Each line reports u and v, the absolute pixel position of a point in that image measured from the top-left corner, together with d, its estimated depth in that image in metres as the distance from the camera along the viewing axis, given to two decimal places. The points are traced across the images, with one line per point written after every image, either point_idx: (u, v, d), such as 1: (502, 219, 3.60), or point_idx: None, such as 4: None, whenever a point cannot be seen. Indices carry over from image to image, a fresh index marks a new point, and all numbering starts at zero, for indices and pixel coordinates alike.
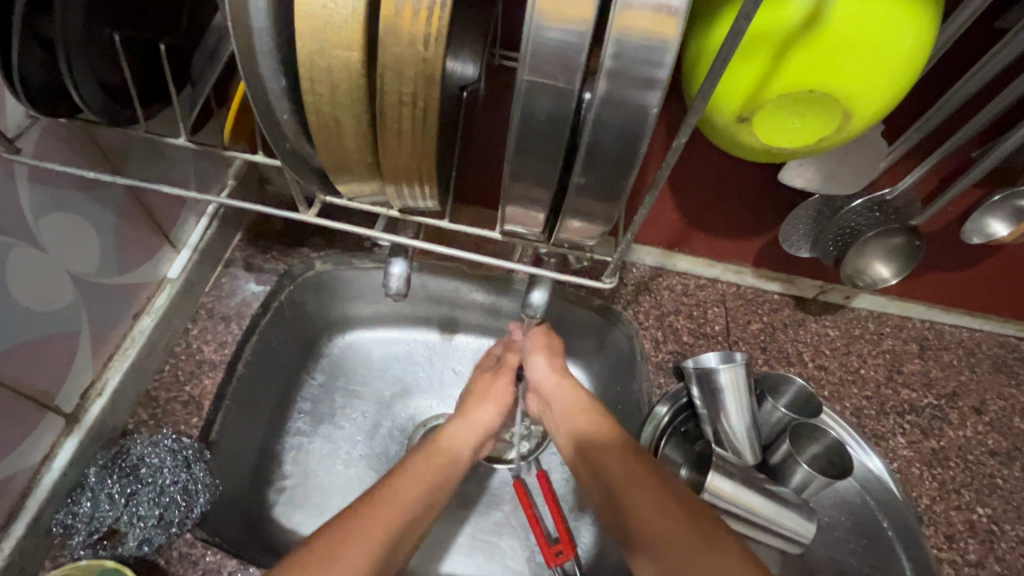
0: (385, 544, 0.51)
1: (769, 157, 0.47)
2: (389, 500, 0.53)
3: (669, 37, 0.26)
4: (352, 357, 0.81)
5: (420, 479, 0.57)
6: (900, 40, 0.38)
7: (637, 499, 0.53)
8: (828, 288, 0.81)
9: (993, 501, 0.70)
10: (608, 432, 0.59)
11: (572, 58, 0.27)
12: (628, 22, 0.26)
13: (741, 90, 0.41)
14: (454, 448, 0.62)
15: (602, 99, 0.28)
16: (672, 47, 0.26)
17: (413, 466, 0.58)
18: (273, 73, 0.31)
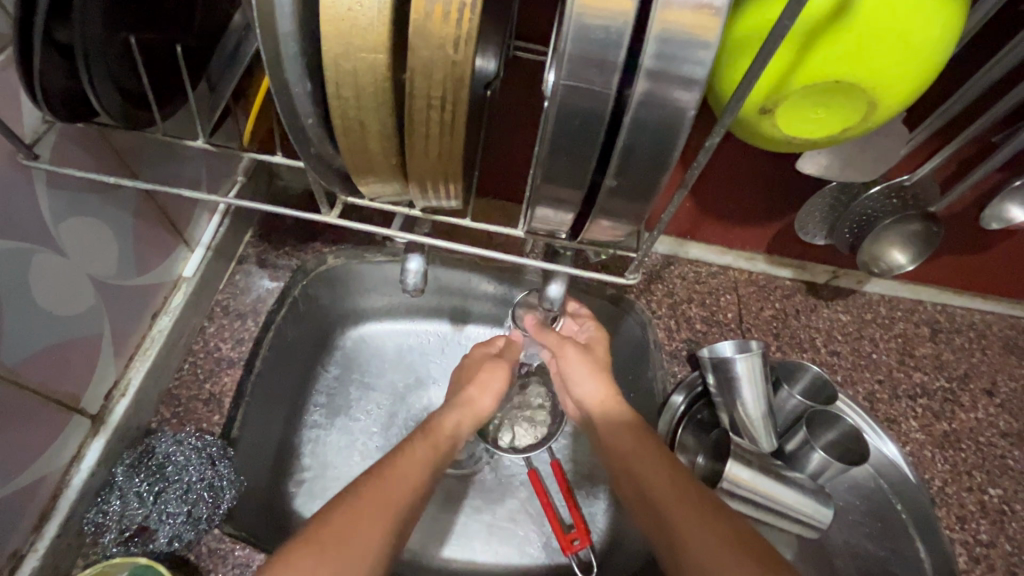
0: (395, 515, 0.52)
1: (791, 148, 0.47)
2: (398, 477, 0.55)
3: (709, 35, 0.26)
4: (365, 350, 0.82)
5: (426, 455, 0.59)
6: (929, 26, 0.37)
7: (678, 511, 0.52)
8: (841, 273, 0.83)
9: (1004, 482, 0.71)
10: (632, 434, 0.60)
11: (610, 58, 0.27)
12: (669, 20, 0.26)
13: (767, 83, 0.40)
14: (454, 432, 0.64)
15: (638, 95, 0.28)
16: (708, 50, 0.26)
17: (417, 447, 0.59)
18: (298, 77, 0.31)
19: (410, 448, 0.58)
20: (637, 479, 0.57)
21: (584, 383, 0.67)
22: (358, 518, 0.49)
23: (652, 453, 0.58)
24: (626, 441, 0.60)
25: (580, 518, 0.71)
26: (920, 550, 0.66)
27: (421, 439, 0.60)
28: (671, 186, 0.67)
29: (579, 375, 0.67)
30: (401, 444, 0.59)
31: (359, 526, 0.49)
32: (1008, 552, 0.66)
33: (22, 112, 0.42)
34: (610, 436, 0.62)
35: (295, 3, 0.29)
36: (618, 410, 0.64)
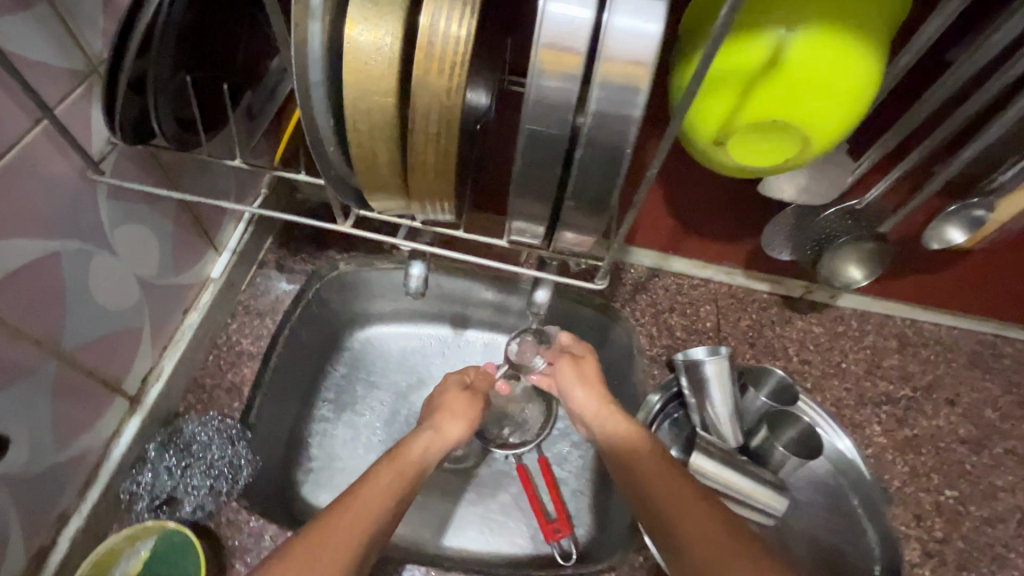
0: (360, 542, 0.54)
1: (746, 174, 0.54)
2: (363, 504, 0.57)
3: (641, 84, 0.31)
4: (369, 351, 0.97)
5: (392, 484, 0.61)
6: (851, 75, 0.45)
7: (678, 514, 0.57)
8: (814, 287, 0.90)
9: (961, 484, 0.76)
10: (639, 441, 0.65)
11: (562, 105, 0.32)
12: (608, 73, 0.31)
13: (717, 118, 0.48)
14: (421, 458, 0.67)
15: (591, 129, 0.34)
16: (642, 89, 0.32)
17: (384, 473, 0.62)
18: (324, 114, 0.39)
19: (376, 474, 0.62)
20: (643, 489, 0.60)
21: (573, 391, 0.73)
22: (320, 546, 0.53)
23: (662, 467, 0.61)
24: (640, 454, 0.63)
25: (561, 508, 0.77)
26: (872, 541, 0.70)
27: (386, 464, 0.63)
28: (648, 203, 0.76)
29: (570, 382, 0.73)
30: (368, 472, 0.62)
31: (323, 556, 0.52)
32: (961, 548, 0.71)
33: (94, 135, 0.50)
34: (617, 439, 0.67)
35: (324, 58, 0.36)
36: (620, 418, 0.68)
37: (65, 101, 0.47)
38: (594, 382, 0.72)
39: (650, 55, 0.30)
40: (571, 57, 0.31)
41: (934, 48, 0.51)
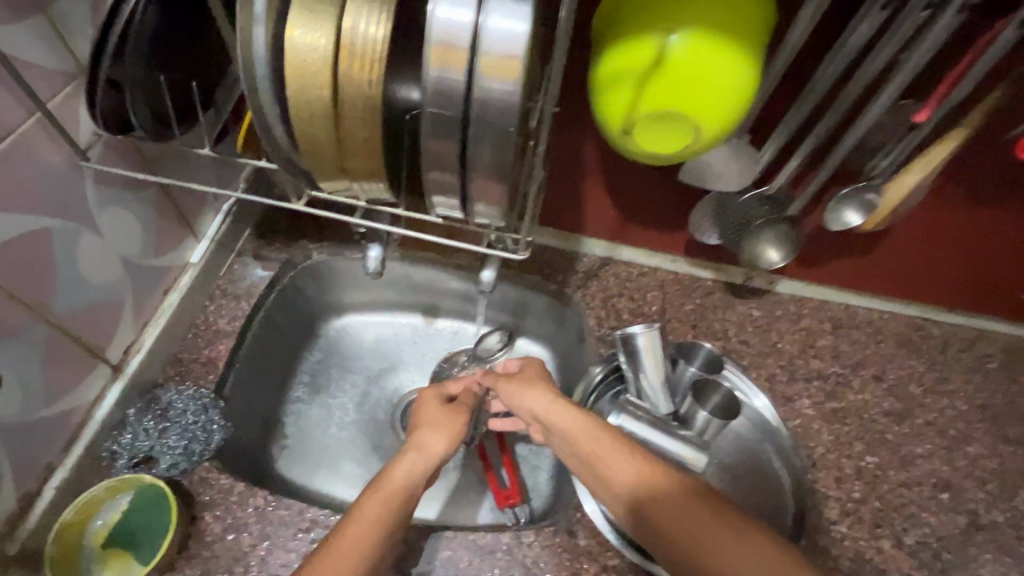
0: None
1: (655, 161, 0.61)
2: (351, 544, 0.59)
3: (513, 75, 0.38)
4: (343, 339, 1.08)
5: (380, 515, 0.62)
6: (727, 72, 0.53)
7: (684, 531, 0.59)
8: (753, 273, 0.97)
9: (881, 452, 0.83)
10: (634, 467, 0.65)
11: (451, 92, 0.39)
12: (487, 68, 0.38)
13: (619, 110, 0.56)
14: (407, 481, 0.68)
15: (477, 110, 0.40)
16: (512, 80, 0.39)
17: (369, 506, 0.63)
18: (270, 103, 0.46)
19: (363, 506, 0.63)
20: (649, 513, 0.62)
21: (527, 398, 0.75)
22: None
23: (657, 489, 0.63)
24: (630, 476, 0.64)
25: (513, 480, 0.87)
26: (790, 500, 0.78)
27: (370, 496, 0.64)
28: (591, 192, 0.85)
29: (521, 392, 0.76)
30: (352, 510, 0.63)
31: None
32: (877, 508, 0.77)
33: (83, 127, 0.58)
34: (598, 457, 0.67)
35: (268, 56, 0.44)
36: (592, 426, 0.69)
37: (57, 97, 0.55)
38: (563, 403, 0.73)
39: (519, 50, 0.38)
40: (456, 55, 0.38)
41: (812, 48, 0.59)
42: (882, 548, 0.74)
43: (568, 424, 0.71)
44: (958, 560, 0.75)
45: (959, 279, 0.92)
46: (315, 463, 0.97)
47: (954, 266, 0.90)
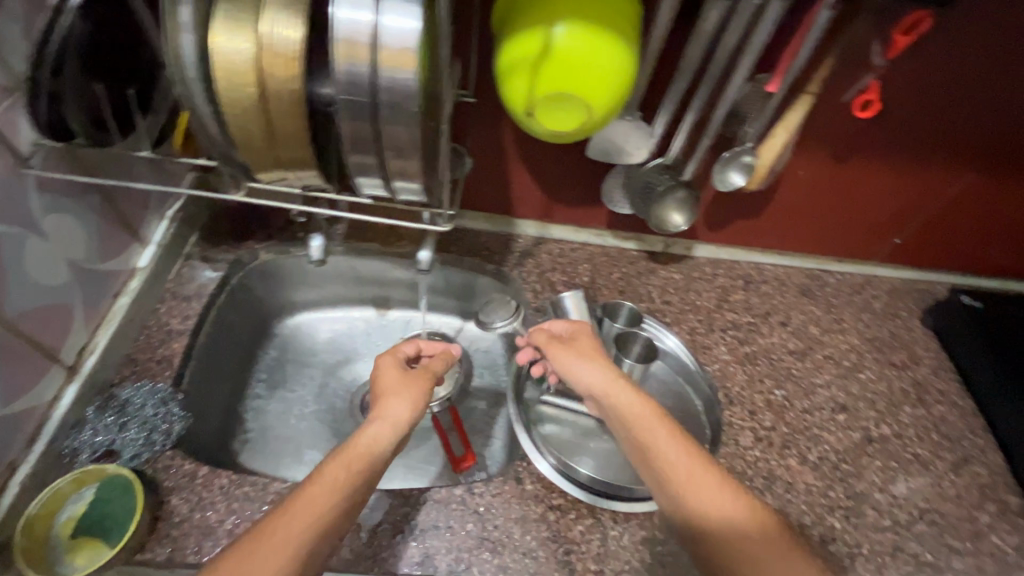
0: (297, 545, 0.57)
1: (561, 139, 0.70)
2: (300, 511, 0.60)
3: (409, 64, 0.46)
4: (297, 335, 1.13)
5: (337, 480, 0.63)
6: (606, 56, 0.62)
7: (760, 563, 0.59)
8: (670, 241, 1.08)
9: (787, 385, 0.94)
10: (722, 494, 0.64)
11: (358, 80, 0.46)
12: (388, 59, 0.45)
13: (520, 94, 0.64)
14: (371, 445, 0.69)
15: (383, 97, 0.47)
16: (412, 73, 0.46)
17: (328, 469, 0.64)
18: (204, 101, 0.52)
19: (320, 471, 0.64)
20: (722, 538, 0.61)
21: (584, 373, 0.77)
22: (257, 549, 0.56)
23: (741, 519, 0.62)
24: (712, 500, 0.63)
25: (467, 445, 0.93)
26: (705, 426, 0.92)
27: (334, 461, 0.65)
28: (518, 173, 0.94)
29: (569, 363, 0.79)
30: (311, 474, 0.64)
31: (256, 561, 0.55)
32: (784, 432, 0.88)
33: (23, 133, 0.62)
34: (660, 459, 0.67)
35: (196, 61, 0.50)
36: (655, 418, 0.71)
37: None
38: (643, 409, 0.72)
39: (412, 43, 0.45)
40: (358, 49, 0.45)
41: (679, 34, 0.70)
42: (789, 465, 0.85)
43: (654, 436, 0.69)
44: (854, 468, 0.86)
45: (854, 231, 1.03)
46: (278, 453, 1.01)
47: (848, 218, 1.00)
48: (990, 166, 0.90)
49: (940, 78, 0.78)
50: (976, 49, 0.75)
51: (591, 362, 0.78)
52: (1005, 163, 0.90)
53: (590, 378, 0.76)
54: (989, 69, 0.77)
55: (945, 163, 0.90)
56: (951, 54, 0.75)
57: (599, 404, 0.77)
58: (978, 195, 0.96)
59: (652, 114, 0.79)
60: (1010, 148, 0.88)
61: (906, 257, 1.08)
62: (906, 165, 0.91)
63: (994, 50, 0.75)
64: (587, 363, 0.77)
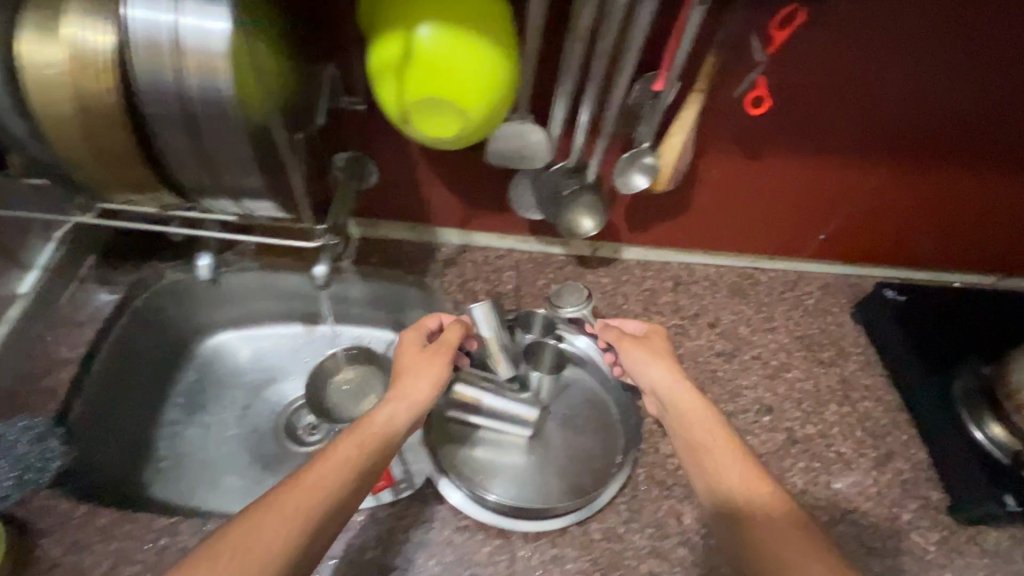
0: (304, 517, 0.57)
1: (447, 146, 0.67)
2: (313, 483, 0.60)
3: (215, 70, 0.47)
4: (220, 355, 1.06)
5: (350, 459, 0.63)
6: (469, 57, 0.58)
7: (780, 543, 0.58)
8: (598, 244, 1.05)
9: (713, 388, 0.92)
10: (759, 486, 0.64)
11: (166, 87, 0.48)
12: (193, 63, 0.47)
13: (393, 100, 0.61)
14: (385, 427, 0.68)
15: (200, 109, 0.49)
16: (225, 84, 0.48)
17: (341, 444, 0.65)
18: (16, 118, 0.50)
19: (336, 446, 0.64)
20: (755, 524, 0.61)
21: (649, 368, 0.78)
22: (267, 514, 0.56)
23: (772, 507, 0.62)
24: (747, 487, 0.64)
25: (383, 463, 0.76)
26: None
27: (348, 437, 0.66)
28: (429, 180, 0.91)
29: (643, 361, 0.79)
30: (328, 446, 0.64)
31: (268, 527, 0.55)
32: None
33: None
34: (705, 451, 0.69)
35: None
36: (714, 420, 0.71)
37: None
38: (696, 403, 0.73)
39: (215, 45, 0.47)
40: (154, 52, 0.47)
41: (559, 34, 0.67)
42: None
43: (701, 428, 0.71)
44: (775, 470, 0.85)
45: (785, 228, 1.01)
46: (192, 483, 0.95)
47: (778, 215, 0.97)
48: (917, 157, 0.88)
49: (855, 68, 0.75)
50: (889, 37, 0.72)
51: (663, 363, 0.78)
52: (953, 152, 0.87)
53: (659, 378, 0.77)
54: (904, 58, 0.74)
55: (872, 155, 0.88)
56: (864, 43, 0.72)
57: (657, 401, 0.78)
58: (908, 188, 0.93)
59: (545, 118, 0.76)
60: (935, 139, 0.85)
61: (841, 253, 1.06)
62: (831, 158, 0.88)
63: (906, 38, 0.72)
64: (656, 365, 0.77)
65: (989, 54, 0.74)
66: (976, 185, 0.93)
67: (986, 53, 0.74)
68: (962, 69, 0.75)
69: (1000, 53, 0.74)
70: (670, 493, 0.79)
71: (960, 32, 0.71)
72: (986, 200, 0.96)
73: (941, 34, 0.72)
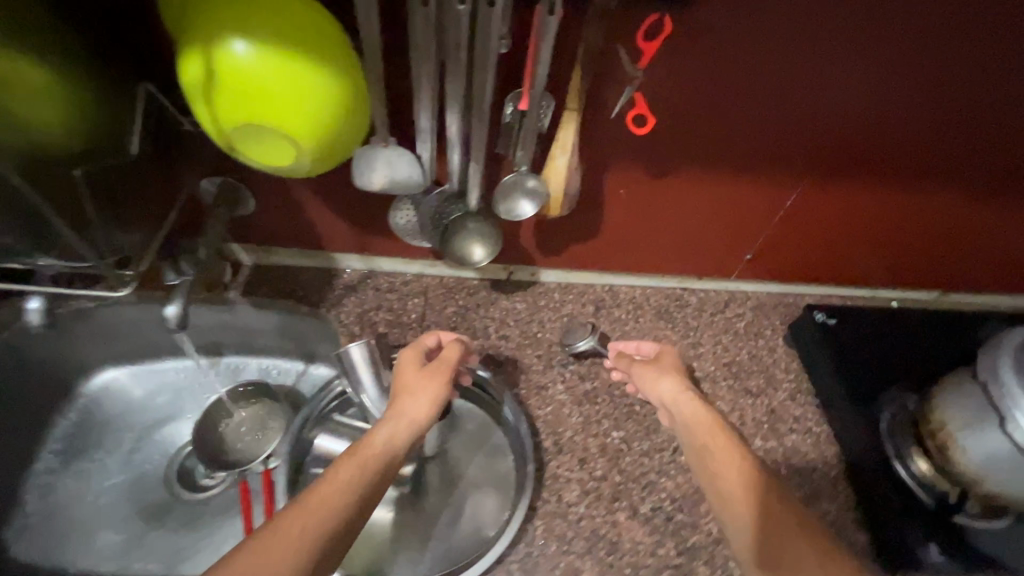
0: (310, 546, 0.51)
1: (291, 173, 0.60)
2: (320, 504, 0.54)
3: None
4: (107, 395, 0.98)
5: (357, 480, 0.58)
6: (283, 81, 0.51)
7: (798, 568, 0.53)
8: (512, 267, 0.97)
9: (628, 425, 0.85)
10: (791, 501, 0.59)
11: None
12: None
13: (211, 127, 0.54)
14: (388, 449, 0.62)
15: None
16: None
17: (345, 465, 0.59)
18: None
19: (336, 468, 0.58)
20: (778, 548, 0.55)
21: (656, 385, 0.74)
22: (273, 541, 0.50)
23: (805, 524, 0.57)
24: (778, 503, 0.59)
25: None
26: None
27: (347, 459, 0.60)
28: (309, 204, 0.83)
29: (652, 377, 0.75)
30: (329, 469, 0.58)
31: (278, 554, 0.49)
32: (616, 481, 0.80)
33: None
34: (714, 466, 0.65)
35: None
36: (727, 432, 0.68)
37: None
38: (704, 415, 0.70)
39: None
40: None
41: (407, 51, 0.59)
42: (617, 521, 0.76)
43: (716, 439, 0.67)
44: (689, 518, 0.78)
45: (716, 247, 0.93)
46: (62, 539, 0.88)
47: (705, 230, 0.89)
48: (860, 180, 0.80)
49: (787, 86, 0.66)
50: (826, 54, 0.62)
51: (680, 376, 0.76)
52: (900, 168, 0.78)
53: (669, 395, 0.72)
54: (844, 77, 0.65)
55: (809, 170, 0.78)
56: (799, 60, 0.63)
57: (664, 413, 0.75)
58: (851, 207, 0.85)
59: (410, 140, 0.68)
60: (880, 162, 0.77)
61: (776, 271, 0.98)
62: (765, 179, 0.79)
63: (847, 55, 0.62)
64: (672, 378, 0.75)
65: (937, 74, 0.65)
66: (921, 205, 0.85)
67: (935, 72, 0.65)
68: (907, 89, 0.67)
69: (950, 72, 0.65)
70: (568, 550, 0.74)
71: (907, 50, 0.62)
72: (933, 223, 0.88)
73: (885, 52, 0.62)
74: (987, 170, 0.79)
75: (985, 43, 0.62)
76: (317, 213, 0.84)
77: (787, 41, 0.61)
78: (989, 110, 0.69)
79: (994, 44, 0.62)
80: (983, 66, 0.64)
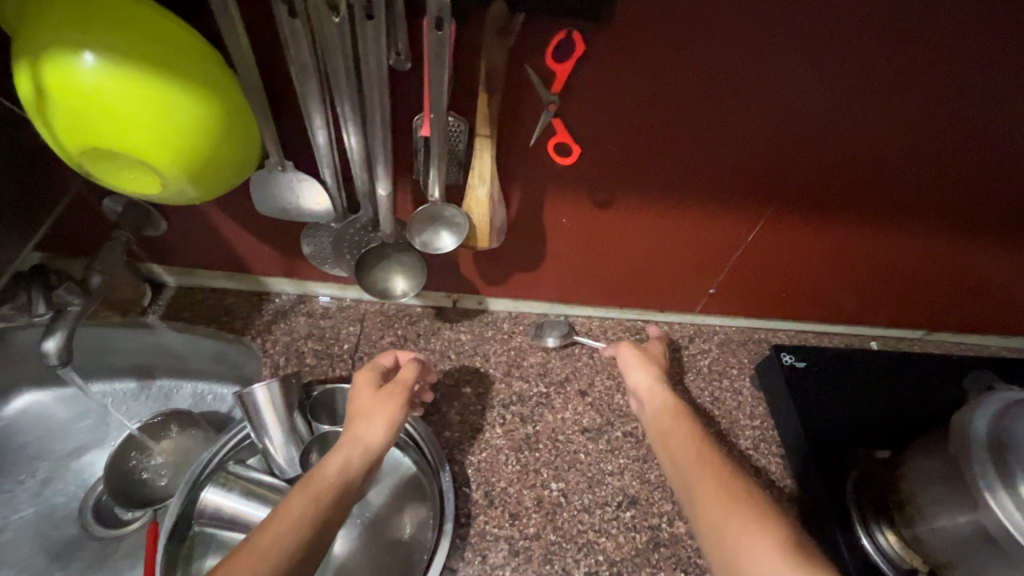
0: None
1: (164, 200, 0.54)
2: (271, 536, 0.48)
3: None
4: (22, 418, 0.84)
5: (313, 507, 0.52)
6: (127, 104, 0.44)
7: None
8: (456, 295, 0.90)
9: (568, 475, 0.78)
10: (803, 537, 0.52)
11: None
12: None
13: (59, 147, 0.47)
14: (344, 474, 0.56)
15: None
16: None
17: (298, 495, 0.53)
18: None
19: (290, 499, 0.53)
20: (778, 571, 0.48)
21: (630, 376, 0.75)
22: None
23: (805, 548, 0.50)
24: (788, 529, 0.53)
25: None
26: None
27: (300, 490, 0.54)
28: (225, 226, 0.76)
29: (629, 365, 0.76)
30: (280, 503, 0.52)
31: None
32: (550, 541, 0.72)
33: None
34: (677, 461, 0.61)
35: None
36: (691, 430, 0.64)
37: None
38: (668, 408, 0.68)
39: None
40: None
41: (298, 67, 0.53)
42: None
43: (677, 437, 0.63)
44: None
45: (678, 279, 0.85)
46: None
47: (661, 263, 0.81)
48: (831, 216, 0.72)
49: (748, 112, 0.58)
50: (791, 78, 0.55)
51: (647, 370, 0.75)
52: (870, 207, 0.71)
53: (642, 381, 0.74)
54: (813, 102, 0.57)
55: (770, 204, 0.70)
56: (760, 82, 0.55)
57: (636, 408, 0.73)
58: (818, 245, 0.77)
59: (315, 164, 0.62)
60: (857, 196, 0.69)
61: (741, 306, 0.91)
62: (728, 211, 0.71)
63: (813, 81, 0.55)
64: (641, 372, 0.75)
65: (920, 103, 0.57)
66: (897, 246, 0.77)
67: (917, 100, 0.57)
68: (886, 117, 0.59)
69: (935, 101, 0.57)
70: None
71: (885, 76, 0.55)
72: (914, 262, 0.81)
73: (857, 77, 0.55)
74: (968, 213, 0.71)
75: (973, 71, 0.54)
76: (235, 234, 0.77)
77: (744, 62, 0.53)
78: (977, 145, 0.62)
79: (986, 72, 0.54)
80: (970, 97, 0.57)
